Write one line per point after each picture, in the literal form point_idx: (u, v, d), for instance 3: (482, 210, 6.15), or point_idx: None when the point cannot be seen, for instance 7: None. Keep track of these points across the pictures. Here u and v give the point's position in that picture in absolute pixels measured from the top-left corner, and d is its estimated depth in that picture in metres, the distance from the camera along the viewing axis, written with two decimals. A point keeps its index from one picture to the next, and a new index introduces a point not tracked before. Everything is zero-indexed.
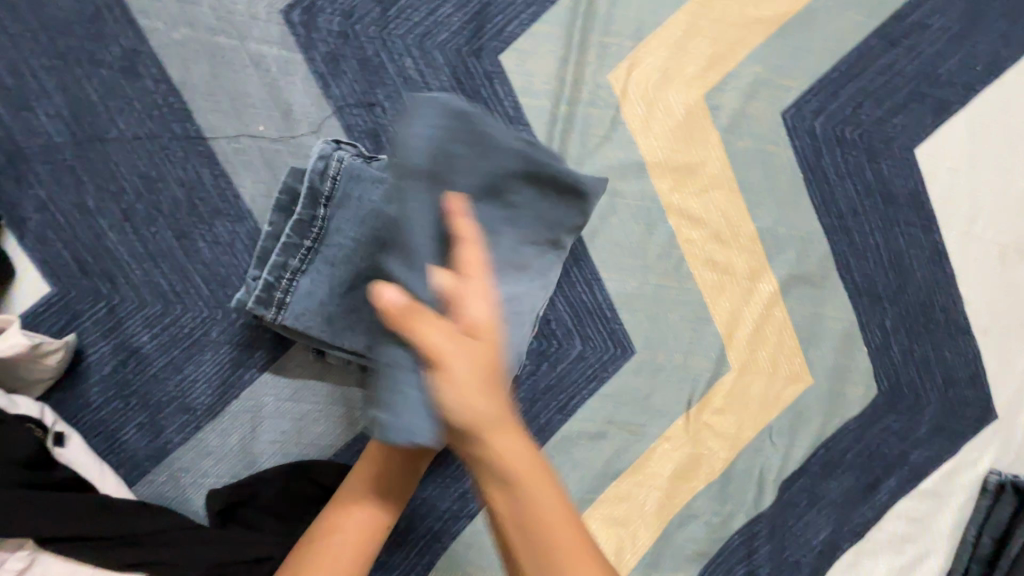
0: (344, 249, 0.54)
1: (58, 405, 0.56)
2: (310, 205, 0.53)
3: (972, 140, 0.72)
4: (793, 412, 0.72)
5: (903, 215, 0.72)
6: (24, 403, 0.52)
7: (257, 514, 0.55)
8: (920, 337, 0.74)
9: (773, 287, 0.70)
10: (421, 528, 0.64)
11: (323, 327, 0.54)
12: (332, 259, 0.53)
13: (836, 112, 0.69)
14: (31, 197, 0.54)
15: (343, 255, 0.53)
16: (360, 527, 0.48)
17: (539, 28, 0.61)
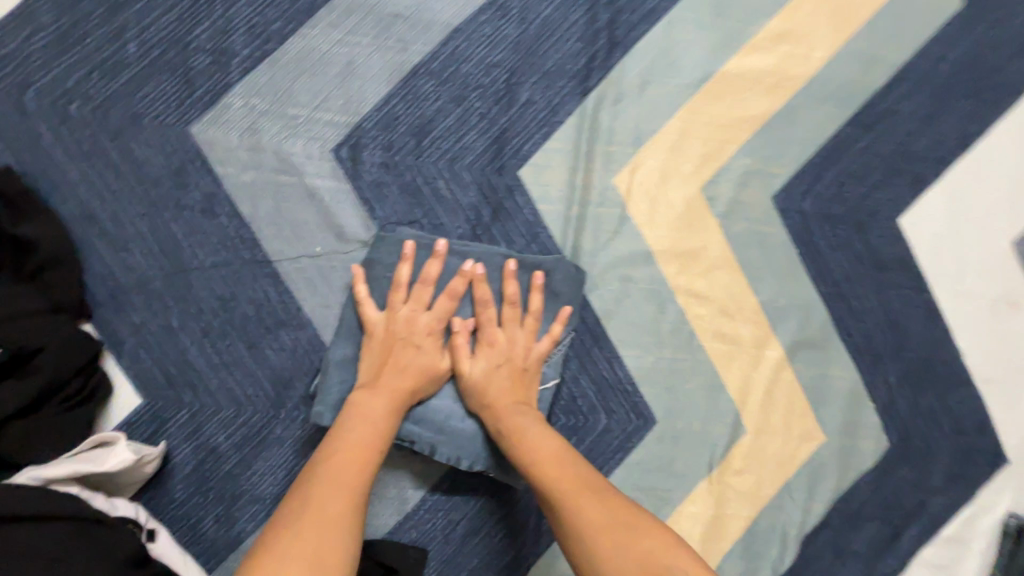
0: None
1: (148, 503, 0.63)
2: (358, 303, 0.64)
3: (951, 207, 0.79)
4: (810, 468, 0.77)
5: (894, 279, 0.78)
6: (121, 503, 0.59)
7: None
8: (924, 389, 0.79)
9: (779, 353, 0.76)
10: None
11: None
12: None
13: (822, 192, 0.76)
14: (128, 322, 0.63)
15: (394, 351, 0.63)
16: (365, 442, 0.57)
17: (551, 145, 0.70)
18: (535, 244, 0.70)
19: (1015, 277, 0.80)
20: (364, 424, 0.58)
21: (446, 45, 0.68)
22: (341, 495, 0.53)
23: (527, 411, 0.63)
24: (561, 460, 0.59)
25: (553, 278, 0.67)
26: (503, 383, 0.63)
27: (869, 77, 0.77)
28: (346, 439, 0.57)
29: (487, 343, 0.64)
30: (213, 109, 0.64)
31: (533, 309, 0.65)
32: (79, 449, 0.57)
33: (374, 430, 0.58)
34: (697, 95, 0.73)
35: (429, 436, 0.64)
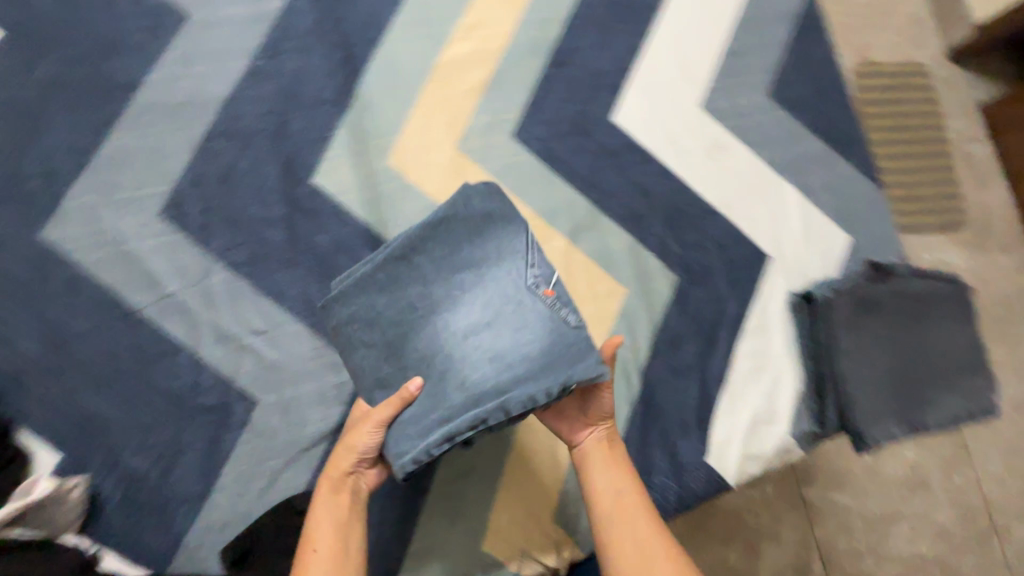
0: (418, 327, 0.67)
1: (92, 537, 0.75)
2: (340, 321, 0.69)
3: (647, 97, 1.06)
4: (625, 316, 0.98)
5: (627, 159, 1.03)
6: (58, 536, 0.71)
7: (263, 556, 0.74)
8: (684, 228, 1.03)
9: (564, 241, 0.98)
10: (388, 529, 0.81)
11: (443, 410, 0.64)
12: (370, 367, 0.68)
13: (548, 119, 1.01)
14: (31, 397, 0.76)
15: (382, 350, 0.67)
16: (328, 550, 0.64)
17: (330, 155, 0.91)
18: (345, 227, 0.90)
19: (711, 128, 1.07)
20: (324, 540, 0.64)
21: (224, 113, 0.89)
22: None
23: (630, 503, 0.69)
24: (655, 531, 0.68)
25: (469, 203, 0.70)
26: (616, 457, 0.74)
27: (546, 32, 1.04)
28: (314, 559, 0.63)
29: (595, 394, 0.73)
30: (55, 215, 0.81)
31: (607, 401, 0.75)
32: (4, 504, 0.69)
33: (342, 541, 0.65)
34: (427, 84, 0.97)
35: (490, 397, 0.63)
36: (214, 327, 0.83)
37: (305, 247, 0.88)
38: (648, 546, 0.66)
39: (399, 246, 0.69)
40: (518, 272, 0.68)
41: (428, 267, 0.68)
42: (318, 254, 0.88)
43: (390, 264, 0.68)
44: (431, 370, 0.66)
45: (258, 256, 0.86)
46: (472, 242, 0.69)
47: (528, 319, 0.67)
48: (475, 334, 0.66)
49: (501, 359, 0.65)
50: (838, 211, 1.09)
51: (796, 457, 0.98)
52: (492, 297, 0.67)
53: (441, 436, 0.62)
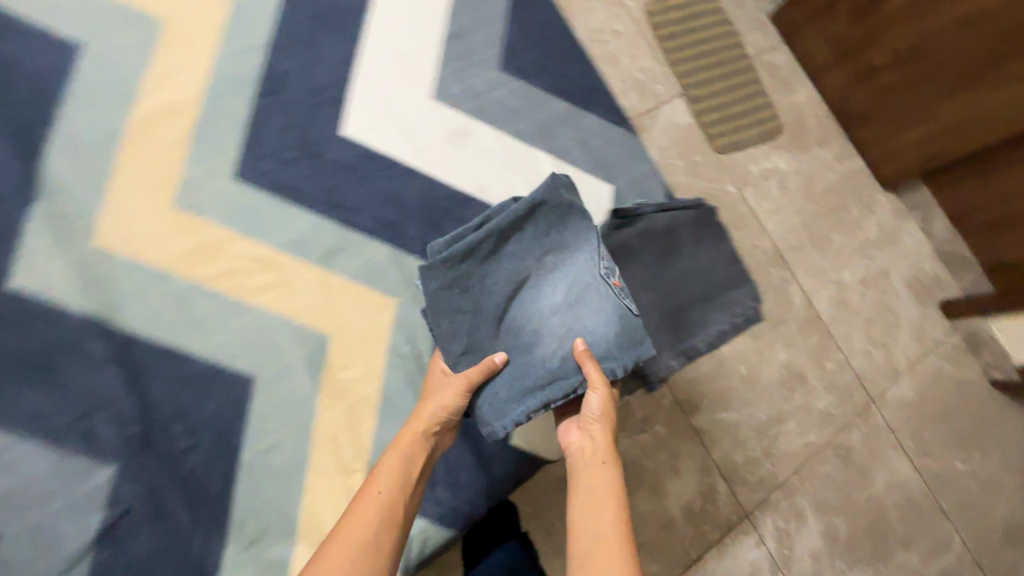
0: (495, 301, 0.88)
1: None
2: (460, 285, 0.86)
3: (372, 102, 1.03)
4: (401, 325, 0.96)
5: (367, 169, 1.01)
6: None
7: None
8: (444, 221, 1.02)
9: (317, 270, 0.95)
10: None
11: (497, 396, 0.86)
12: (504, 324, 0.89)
13: (272, 150, 0.97)
14: None
15: (511, 322, 0.89)
16: (359, 530, 0.71)
17: (19, 254, 0.83)
18: (60, 323, 0.83)
19: (448, 116, 1.06)
20: (360, 528, 0.71)
21: None
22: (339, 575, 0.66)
23: (607, 540, 0.71)
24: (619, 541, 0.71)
25: (559, 191, 0.88)
26: (605, 470, 0.80)
27: (248, 59, 0.99)
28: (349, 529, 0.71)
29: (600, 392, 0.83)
30: None
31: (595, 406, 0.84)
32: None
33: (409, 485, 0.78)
34: (124, 147, 0.91)
35: (535, 399, 0.85)
36: None
37: (16, 357, 0.81)
38: (609, 547, 0.70)
39: (505, 221, 0.86)
40: (592, 262, 0.89)
41: (522, 246, 0.87)
42: (33, 360, 0.81)
43: (489, 239, 0.86)
44: (506, 345, 0.88)
45: None
46: (540, 251, 0.89)
47: (581, 313, 0.88)
48: (554, 320, 0.88)
49: (580, 336, 0.86)
50: (592, 163, 1.12)
51: None
52: (573, 281, 0.89)
53: (538, 402, 0.84)
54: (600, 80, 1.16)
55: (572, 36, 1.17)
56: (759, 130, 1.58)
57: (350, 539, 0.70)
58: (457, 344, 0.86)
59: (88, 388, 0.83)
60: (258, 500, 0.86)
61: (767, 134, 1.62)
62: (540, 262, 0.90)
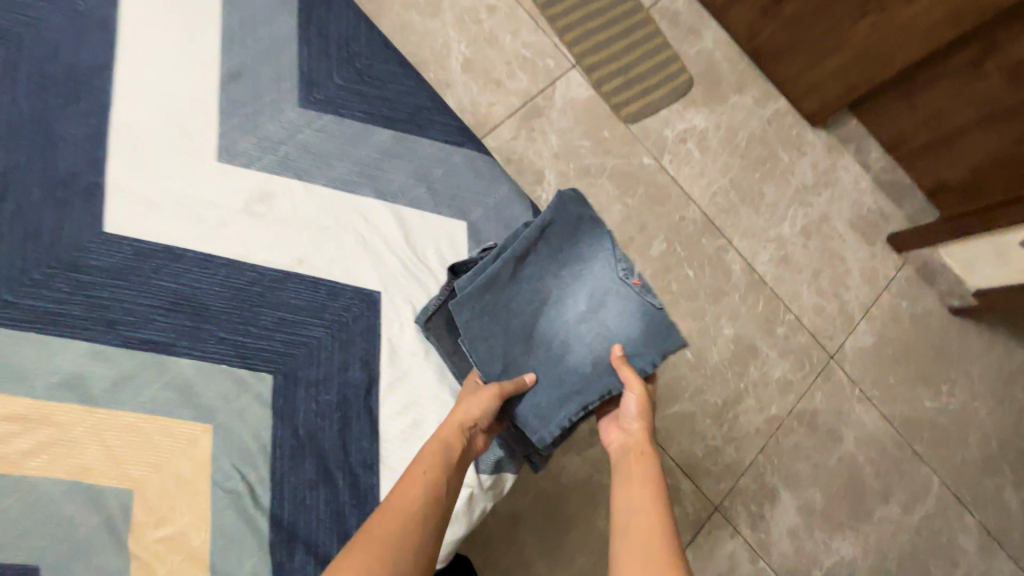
0: (517, 333, 0.82)
1: None
2: (470, 341, 0.81)
3: (139, 180, 0.82)
4: (222, 454, 0.78)
5: (146, 269, 0.81)
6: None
7: None
8: (259, 312, 0.83)
9: (98, 411, 0.75)
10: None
11: (546, 376, 0.81)
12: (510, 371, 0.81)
13: (8, 272, 0.75)
14: None
15: (536, 341, 0.83)
16: (414, 504, 0.61)
17: None
18: None
19: (242, 179, 0.86)
20: (415, 491, 0.63)
21: None
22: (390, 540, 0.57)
23: (663, 520, 0.64)
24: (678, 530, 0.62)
25: (567, 207, 0.84)
26: (655, 458, 0.73)
27: None
28: (400, 498, 0.62)
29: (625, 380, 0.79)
30: None
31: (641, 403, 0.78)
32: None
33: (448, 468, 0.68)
34: None
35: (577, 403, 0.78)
36: None
37: None
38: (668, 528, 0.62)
39: (519, 246, 0.82)
40: (612, 266, 0.83)
41: (542, 264, 0.83)
42: None
43: (508, 272, 0.83)
44: (535, 363, 0.82)
45: None
46: (561, 262, 0.84)
47: (607, 317, 0.82)
48: (581, 326, 0.82)
49: (611, 340, 0.81)
50: (435, 198, 0.94)
51: (510, 480, 0.90)
52: (593, 286, 0.83)
53: (578, 407, 0.78)
54: (431, 97, 1.00)
55: (385, 53, 1.00)
56: (672, 87, 1.66)
57: (397, 516, 0.59)
58: (516, 326, 0.82)
59: None
60: None
61: (682, 90, 1.66)
62: (567, 265, 0.84)
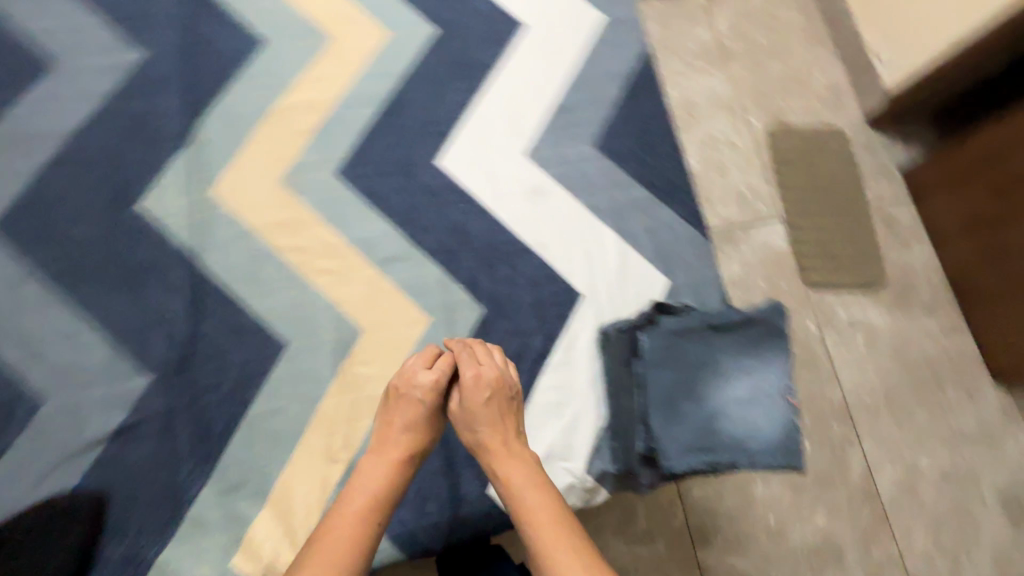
0: (681, 376, 1.00)
1: None
2: (646, 357, 1.01)
3: (472, 144, 1.15)
4: (424, 342, 1.02)
5: (448, 198, 1.10)
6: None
7: (19, 550, 0.82)
8: (497, 263, 1.08)
9: (374, 270, 1.04)
10: (162, 559, 0.84)
11: (685, 419, 0.98)
12: (657, 396, 0.99)
13: (375, 159, 1.11)
14: None
15: (691, 391, 0.99)
16: (368, 516, 0.76)
17: (160, 180, 1.03)
18: (165, 246, 1.00)
19: (533, 173, 1.15)
20: (360, 507, 0.77)
21: (67, 143, 1.02)
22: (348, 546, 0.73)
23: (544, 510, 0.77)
24: (549, 514, 0.77)
25: (766, 320, 1.09)
26: (517, 455, 0.84)
27: (384, 86, 1.16)
28: (349, 510, 0.76)
29: (518, 417, 0.89)
30: None
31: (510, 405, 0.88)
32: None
33: (372, 509, 0.77)
34: (263, 129, 1.09)
35: (694, 453, 0.96)
36: (13, 331, 0.92)
37: (129, 259, 0.98)
38: (543, 518, 0.76)
39: (718, 321, 1.04)
40: (772, 380, 1.05)
41: (730, 344, 1.03)
42: (137, 264, 0.98)
43: (700, 330, 1.03)
44: (683, 403, 0.98)
45: (73, 267, 0.96)
46: (741, 352, 1.05)
47: (758, 406, 0.99)
48: (736, 398, 0.98)
49: (753, 421, 0.98)
50: (654, 252, 1.13)
51: (602, 498, 0.98)
52: (754, 384, 1.04)
53: (702, 457, 0.96)
54: (687, 179, 1.20)
55: (670, 134, 1.23)
56: None
57: (350, 514, 0.76)
58: (688, 369, 1.01)
59: (157, 304, 0.96)
60: (260, 450, 0.91)
61: None
62: (745, 354, 1.05)
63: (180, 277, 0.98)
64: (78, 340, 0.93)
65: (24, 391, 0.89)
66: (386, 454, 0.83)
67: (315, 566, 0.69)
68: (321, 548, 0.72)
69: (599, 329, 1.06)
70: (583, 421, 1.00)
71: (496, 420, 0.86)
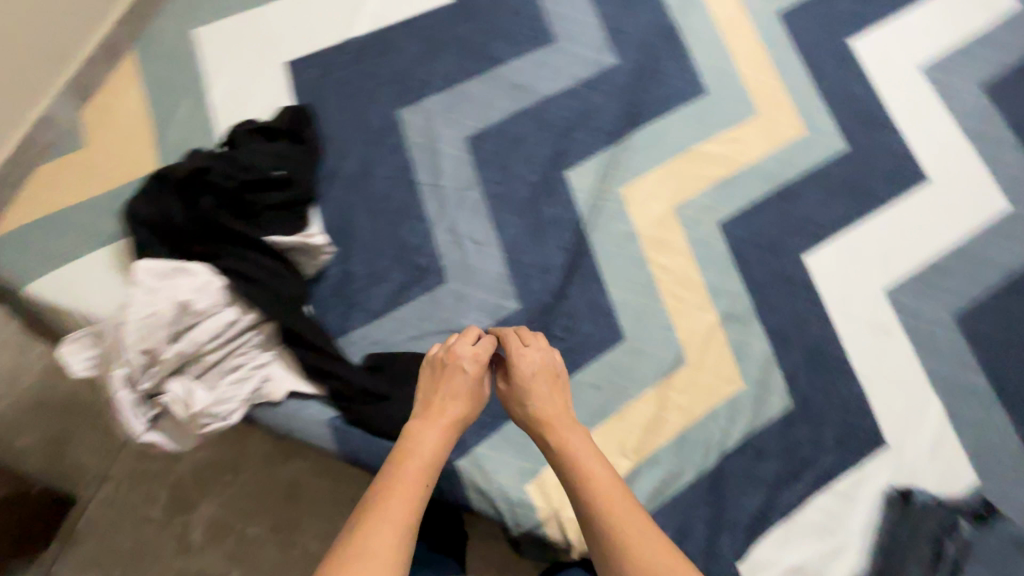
0: None
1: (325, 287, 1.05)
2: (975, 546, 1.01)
3: (841, 257, 1.20)
4: (730, 403, 1.07)
5: (799, 293, 1.17)
6: (160, 378, 0.89)
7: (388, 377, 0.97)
8: (820, 372, 1.11)
9: (714, 319, 1.13)
10: (479, 451, 0.96)
11: None
12: None
13: (752, 229, 1.20)
14: (344, 200, 1.11)
15: None
16: (417, 475, 0.77)
17: (587, 161, 1.20)
18: (569, 211, 1.16)
19: (885, 311, 1.16)
20: (416, 469, 0.78)
21: (540, 102, 1.24)
22: (407, 501, 0.73)
23: (617, 490, 0.78)
24: (619, 494, 0.77)
25: None
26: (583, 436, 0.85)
27: (784, 173, 1.26)
28: (410, 469, 0.77)
29: (475, 400, 0.90)
30: (416, 105, 1.20)
31: (548, 389, 0.91)
32: (203, 327, 0.89)
33: (436, 458, 0.80)
34: (675, 160, 1.24)
35: None
36: (446, 219, 1.13)
37: (541, 209, 1.16)
38: (615, 498, 0.77)
39: None
40: None
41: None
42: (545, 215, 1.15)
43: None
44: None
45: (502, 197, 1.16)
46: None
47: None
48: None
49: None
50: (974, 446, 1.09)
51: None
52: None
53: None
54: None
55: None
56: None
57: (410, 471, 0.77)
58: None
59: (547, 256, 1.12)
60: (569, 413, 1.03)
61: None
62: None
63: (570, 242, 1.14)
64: (483, 250, 1.12)
65: (436, 266, 1.09)
66: (432, 420, 0.85)
67: (388, 509, 0.71)
68: (393, 481, 0.75)
69: (891, 488, 1.05)
70: (842, 560, 0.99)
71: (529, 398, 0.90)
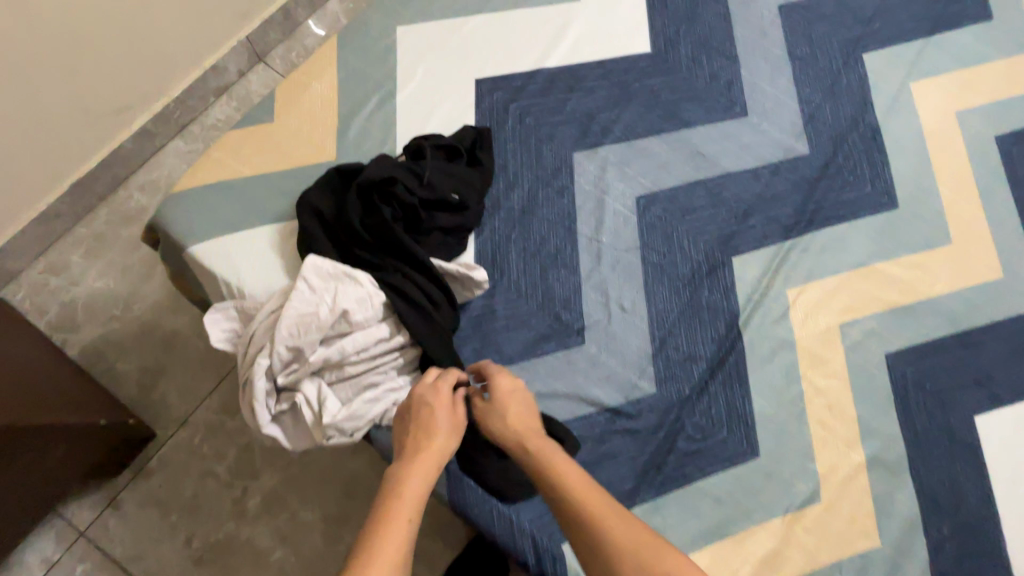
0: None
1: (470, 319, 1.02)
2: None
3: (1016, 429, 1.07)
4: (861, 560, 0.96)
5: (961, 456, 1.04)
6: (298, 378, 0.86)
7: None
8: (968, 553, 0.99)
9: (861, 460, 1.02)
10: None
11: None
12: None
13: (922, 370, 1.08)
14: (501, 232, 1.08)
15: None
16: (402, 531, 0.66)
17: (757, 252, 1.12)
18: (726, 300, 1.08)
19: None
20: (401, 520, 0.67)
21: (720, 177, 1.17)
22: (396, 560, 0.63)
23: (609, 507, 0.72)
24: (619, 513, 0.72)
25: None
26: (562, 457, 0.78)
27: (970, 317, 1.13)
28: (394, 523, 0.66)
29: (457, 421, 0.82)
30: (593, 151, 1.15)
31: (518, 409, 0.85)
32: (356, 339, 0.87)
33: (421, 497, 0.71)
34: (851, 273, 1.13)
35: None
36: (600, 277, 1.07)
37: (697, 291, 1.08)
38: (611, 515, 0.71)
39: None
40: None
41: None
42: (700, 299, 1.08)
43: None
44: None
45: (662, 268, 1.09)
46: None
47: None
48: None
49: None
50: None
51: None
52: None
53: None
54: None
55: None
56: None
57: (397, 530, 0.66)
58: None
59: (695, 343, 1.05)
60: (684, 520, 0.95)
61: None
62: None
63: (720, 334, 1.06)
64: (630, 320, 1.05)
65: (578, 325, 1.04)
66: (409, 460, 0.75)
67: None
68: (377, 546, 0.63)
69: None
70: None
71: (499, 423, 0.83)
